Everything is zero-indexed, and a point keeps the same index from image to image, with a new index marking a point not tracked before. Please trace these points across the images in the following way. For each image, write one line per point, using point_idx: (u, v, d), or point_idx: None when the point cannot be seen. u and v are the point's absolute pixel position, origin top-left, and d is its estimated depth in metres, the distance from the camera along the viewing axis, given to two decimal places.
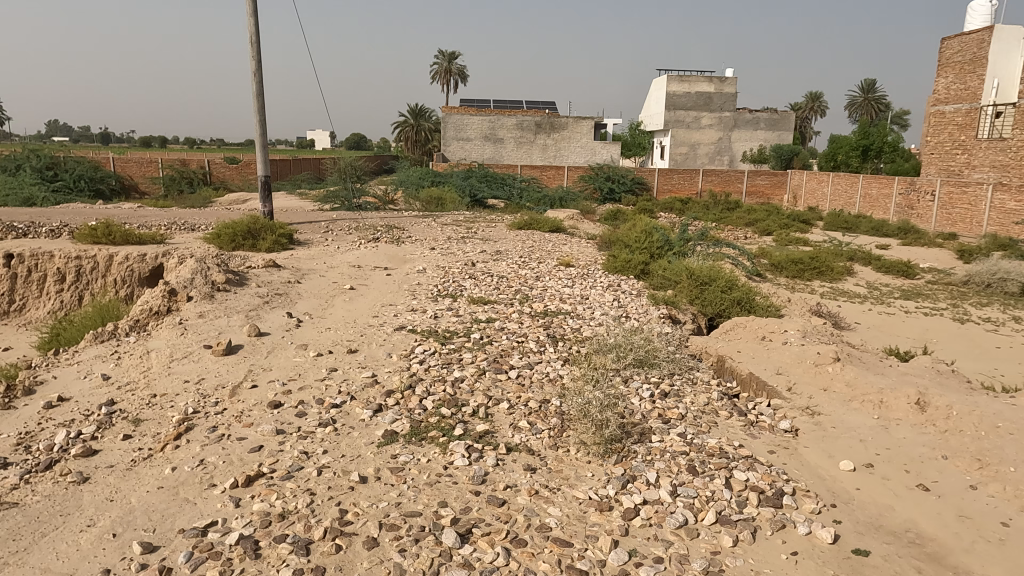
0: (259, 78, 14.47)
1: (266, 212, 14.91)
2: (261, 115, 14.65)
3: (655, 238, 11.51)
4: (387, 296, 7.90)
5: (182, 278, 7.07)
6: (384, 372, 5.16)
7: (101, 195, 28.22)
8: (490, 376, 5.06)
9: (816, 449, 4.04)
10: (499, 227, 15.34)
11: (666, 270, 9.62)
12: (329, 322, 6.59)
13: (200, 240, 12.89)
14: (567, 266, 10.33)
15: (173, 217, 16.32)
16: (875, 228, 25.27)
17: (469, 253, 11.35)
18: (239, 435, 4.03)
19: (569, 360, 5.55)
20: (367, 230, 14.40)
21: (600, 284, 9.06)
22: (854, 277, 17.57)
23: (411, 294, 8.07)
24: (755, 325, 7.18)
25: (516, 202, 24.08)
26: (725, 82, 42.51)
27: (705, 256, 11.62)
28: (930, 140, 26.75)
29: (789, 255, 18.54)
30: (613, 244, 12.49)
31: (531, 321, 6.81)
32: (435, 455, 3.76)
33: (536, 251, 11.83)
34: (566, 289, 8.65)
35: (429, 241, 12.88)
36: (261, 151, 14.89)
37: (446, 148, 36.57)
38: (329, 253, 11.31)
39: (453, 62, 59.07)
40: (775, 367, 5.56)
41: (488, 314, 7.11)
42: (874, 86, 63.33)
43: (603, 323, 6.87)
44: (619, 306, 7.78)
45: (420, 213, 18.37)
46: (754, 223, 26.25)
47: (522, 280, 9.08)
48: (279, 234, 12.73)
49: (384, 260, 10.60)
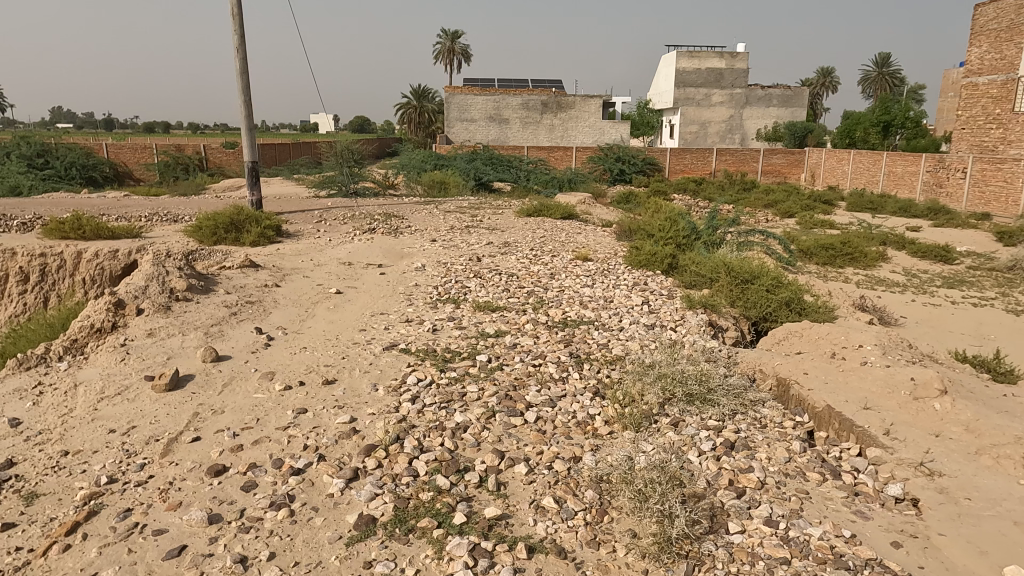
0: (242, 54, 13.22)
1: (254, 201, 13.78)
2: (246, 95, 13.43)
3: (681, 226, 10.31)
4: (381, 302, 6.78)
5: (134, 286, 5.94)
6: (366, 415, 4.04)
7: (93, 182, 27.19)
8: (501, 421, 3.93)
9: (956, 536, 2.92)
10: (505, 214, 14.16)
11: (698, 264, 8.43)
12: (307, 340, 5.47)
13: (179, 233, 11.81)
14: (584, 260, 9.14)
15: (156, 208, 15.14)
16: (901, 208, 23.87)
17: (473, 245, 10.17)
18: (158, 526, 2.92)
19: (599, 394, 4.43)
20: (363, 220, 13.29)
21: (624, 283, 7.91)
22: (889, 263, 16.30)
23: (407, 299, 6.93)
24: (816, 336, 6.01)
25: (522, 185, 22.87)
26: (736, 58, 40.89)
27: (736, 246, 10.42)
28: (961, 115, 25.17)
29: (816, 239, 17.32)
30: (635, 233, 11.29)
31: (549, 335, 5.69)
32: (427, 563, 2.66)
33: (548, 241, 10.68)
34: (585, 289, 7.49)
35: (429, 231, 11.78)
36: (246, 136, 13.69)
37: (449, 129, 35.16)
38: (318, 248, 10.17)
39: (457, 42, 57.58)
40: (861, 401, 4.39)
41: (497, 325, 5.96)
42: (891, 61, 61.20)
43: (636, 337, 5.72)
44: (650, 312, 6.61)
45: (422, 200, 17.19)
46: (774, 205, 24.92)
47: (534, 279, 7.92)
48: (265, 225, 11.59)
49: (378, 255, 9.46)
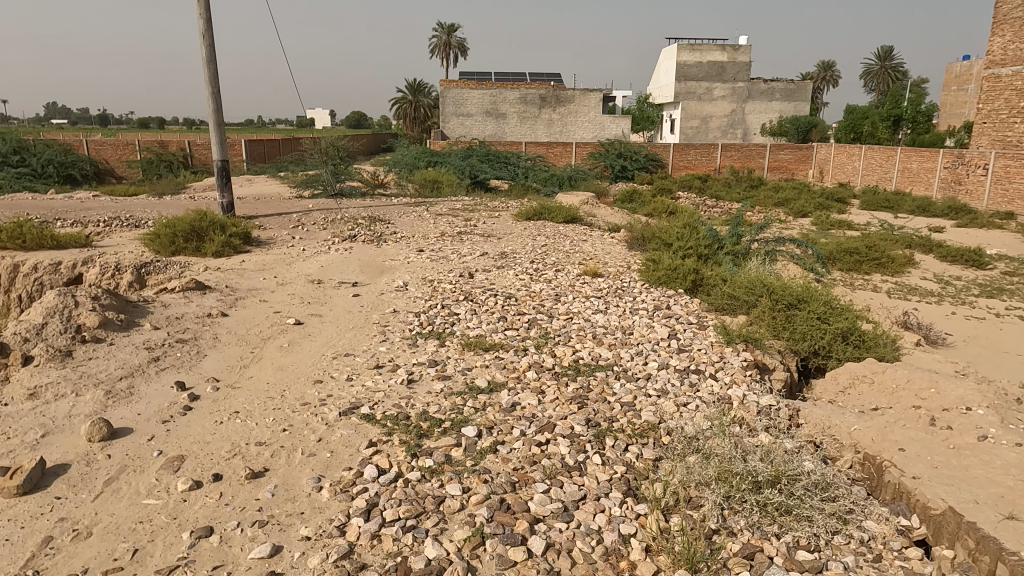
0: (209, 40, 11.92)
1: (225, 204, 12.47)
2: (214, 86, 12.08)
3: (701, 234, 9.12)
4: (349, 339, 5.49)
5: (24, 326, 4.64)
6: (297, 540, 2.78)
7: (72, 180, 25.77)
8: (493, 556, 2.69)
9: None
10: (501, 218, 12.89)
11: (729, 283, 7.19)
12: (241, 402, 4.17)
13: (137, 242, 10.51)
14: (593, 276, 7.88)
15: (120, 211, 13.85)
16: (920, 207, 22.60)
17: (464, 258, 8.89)
18: None
19: (635, 497, 3.17)
20: (345, 225, 12.01)
21: (643, 307, 6.65)
22: (917, 268, 15.06)
23: (380, 335, 5.63)
24: (895, 387, 4.78)
25: (521, 183, 21.56)
26: (738, 50, 39.67)
27: (764, 258, 9.14)
28: (982, 108, 23.90)
29: (838, 242, 16.09)
30: (648, 241, 9.98)
31: (557, 391, 4.41)
32: None
33: (551, 251, 9.41)
34: (598, 317, 6.21)
35: (417, 239, 10.51)
36: (215, 132, 12.33)
37: (445, 124, 33.75)
38: (288, 261, 8.87)
39: (454, 36, 56.15)
40: (1000, 505, 3.15)
41: (490, 376, 4.67)
42: (894, 53, 59.96)
43: (671, 392, 4.46)
44: (682, 351, 5.34)
45: (413, 201, 15.93)
46: (786, 203, 23.68)
47: (536, 304, 6.64)
48: (230, 232, 10.26)
49: (354, 270, 8.16)
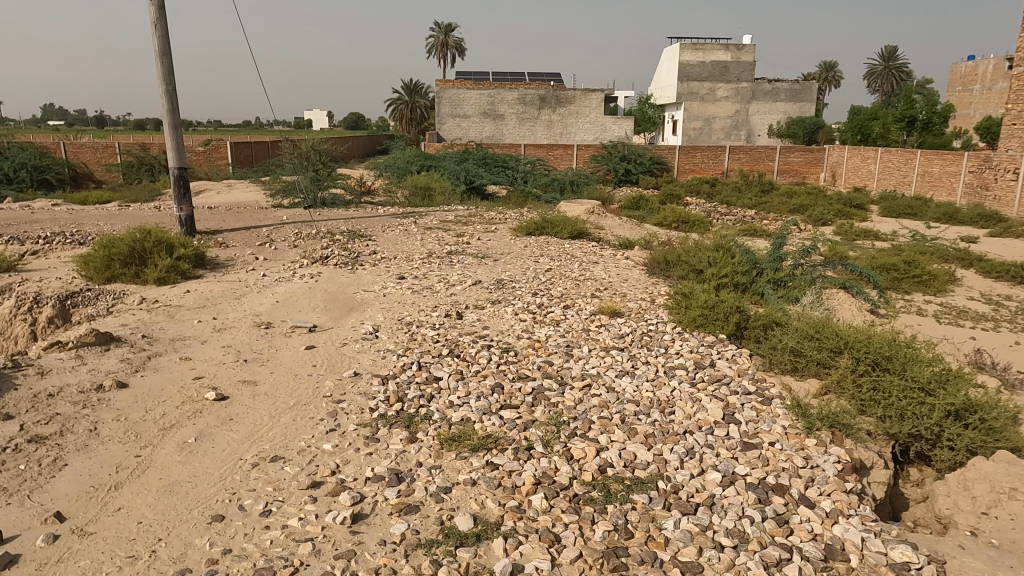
0: (162, 31, 10.42)
1: (183, 217, 10.93)
2: (168, 83, 10.53)
3: (737, 258, 7.64)
4: (286, 428, 3.95)
5: None
6: None
7: (47, 185, 24.04)
8: None
9: None
10: (499, 233, 11.38)
11: (782, 331, 5.69)
12: (80, 570, 2.65)
13: (73, 264, 8.94)
14: (611, 315, 6.38)
15: (73, 224, 12.33)
16: (945, 214, 21.09)
17: (451, 288, 7.35)
18: None
19: None
20: (319, 241, 10.48)
21: (681, 366, 5.13)
22: (960, 286, 13.51)
23: (329, 419, 4.09)
24: None
25: (521, 189, 20.03)
26: (742, 50, 38.24)
27: (813, 288, 7.60)
28: (1010, 109, 21.69)
29: (870, 255, 14.54)
30: (671, 264, 8.45)
31: (581, 540, 2.89)
32: None
33: (559, 278, 7.89)
34: (626, 385, 4.67)
35: (400, 261, 9.00)
36: (171, 136, 10.78)
37: (441, 126, 32.22)
38: (239, 293, 7.33)
39: (452, 36, 54.69)
40: None
41: (480, 505, 3.15)
42: (897, 54, 58.43)
43: (756, 539, 2.93)
44: (752, 449, 3.80)
45: (400, 211, 14.39)
46: (802, 210, 22.20)
47: (542, 362, 5.10)
48: (179, 254, 8.68)
49: (315, 307, 6.62)
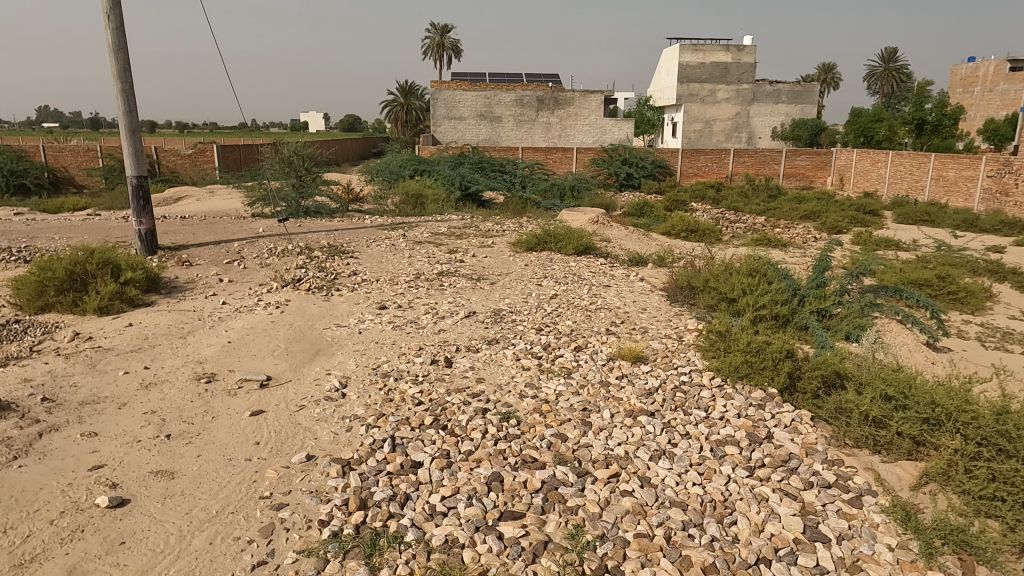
0: (116, 22, 9.25)
1: (143, 231, 9.74)
2: (124, 81, 9.35)
3: (774, 284, 6.49)
4: (194, 561, 2.80)
5: None
6: None
7: (22, 191, 22.71)
8: None
9: None
10: (495, 248, 10.24)
11: (850, 388, 4.51)
12: None
13: (7, 287, 7.74)
14: (634, 362, 5.22)
15: (28, 237, 11.14)
16: (965, 221, 19.96)
17: (440, 322, 6.20)
18: None
19: None
20: (294, 259, 9.32)
21: (730, 441, 3.97)
22: (999, 303, 12.38)
23: (263, 540, 2.94)
24: None
25: (519, 195, 18.88)
26: (742, 51, 36.97)
27: (866, 322, 6.44)
28: None
29: (897, 269, 13.40)
30: (695, 290, 7.29)
31: None
32: None
33: (568, 308, 6.75)
34: (667, 477, 3.51)
35: (384, 284, 7.87)
36: (127, 140, 9.59)
37: (436, 128, 31.10)
38: (188, 329, 6.16)
39: (448, 36, 53.53)
40: None
41: None
42: (897, 56, 57.45)
43: None
44: None
45: (389, 222, 13.24)
46: (815, 217, 21.13)
47: (552, 437, 3.93)
48: (127, 278, 7.50)
49: (275, 351, 5.44)
